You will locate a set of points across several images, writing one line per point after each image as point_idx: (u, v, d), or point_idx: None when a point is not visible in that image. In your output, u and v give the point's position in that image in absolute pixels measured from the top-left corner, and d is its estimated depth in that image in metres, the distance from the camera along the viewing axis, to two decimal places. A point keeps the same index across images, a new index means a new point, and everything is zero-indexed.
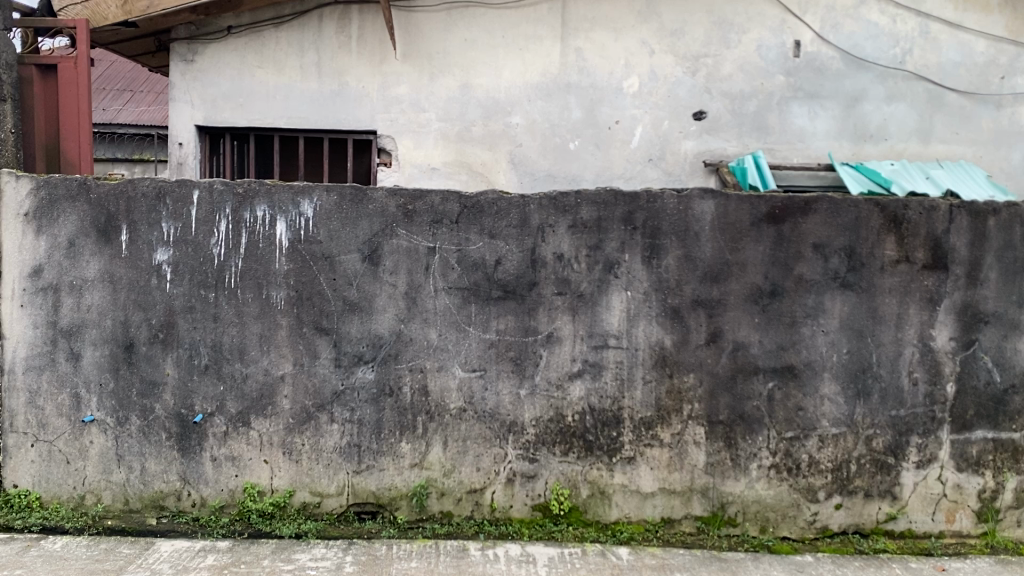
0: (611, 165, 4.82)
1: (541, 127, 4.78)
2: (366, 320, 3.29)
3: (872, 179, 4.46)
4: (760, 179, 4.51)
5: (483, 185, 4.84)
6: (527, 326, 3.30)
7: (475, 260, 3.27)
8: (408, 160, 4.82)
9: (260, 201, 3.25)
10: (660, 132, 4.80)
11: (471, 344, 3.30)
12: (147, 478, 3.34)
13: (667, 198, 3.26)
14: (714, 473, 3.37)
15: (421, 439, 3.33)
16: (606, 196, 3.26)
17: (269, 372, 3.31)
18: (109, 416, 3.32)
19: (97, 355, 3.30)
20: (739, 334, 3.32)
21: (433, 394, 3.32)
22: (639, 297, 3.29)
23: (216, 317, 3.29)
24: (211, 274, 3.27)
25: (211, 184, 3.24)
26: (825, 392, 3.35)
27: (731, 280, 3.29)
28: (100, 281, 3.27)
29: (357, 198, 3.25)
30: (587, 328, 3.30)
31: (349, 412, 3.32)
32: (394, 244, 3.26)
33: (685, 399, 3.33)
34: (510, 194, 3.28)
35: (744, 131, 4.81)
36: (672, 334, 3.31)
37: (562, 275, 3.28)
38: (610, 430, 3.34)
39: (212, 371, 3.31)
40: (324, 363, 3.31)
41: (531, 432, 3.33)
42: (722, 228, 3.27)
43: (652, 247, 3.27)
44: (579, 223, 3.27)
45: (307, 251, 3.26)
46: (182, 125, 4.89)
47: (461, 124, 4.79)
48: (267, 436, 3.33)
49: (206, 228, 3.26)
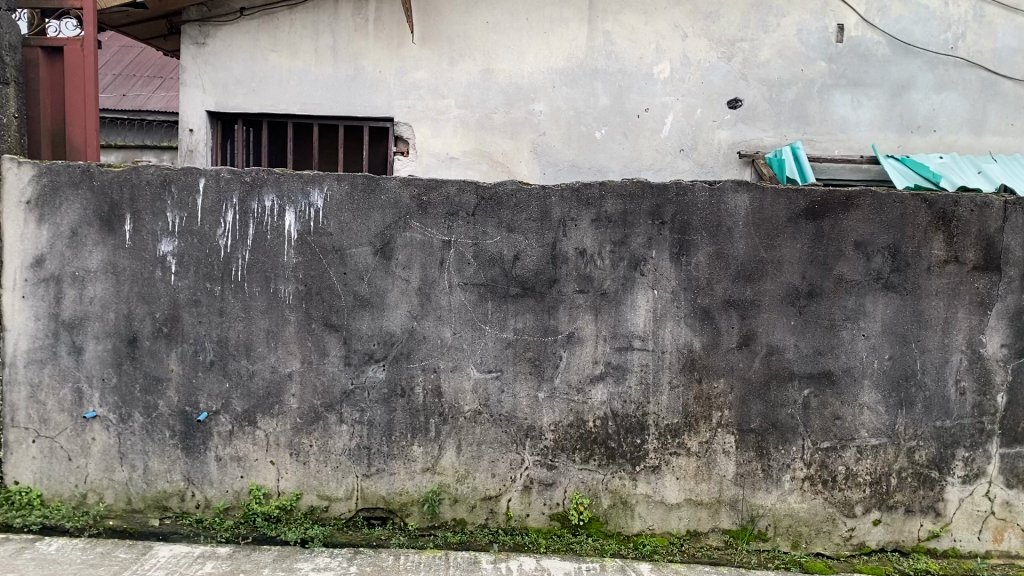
0: (640, 156, 4.61)
1: (565, 114, 4.59)
2: (378, 316, 3.13)
3: (918, 173, 4.21)
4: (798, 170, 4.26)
5: (503, 175, 4.66)
6: (546, 325, 3.11)
7: (492, 255, 3.10)
8: (427, 149, 4.66)
9: (268, 189, 3.09)
10: (692, 120, 4.58)
11: (488, 344, 3.12)
12: (150, 478, 3.22)
13: (699, 190, 3.05)
14: (745, 484, 3.17)
15: (434, 442, 3.17)
16: (633, 188, 3.05)
17: (276, 369, 3.16)
18: (111, 412, 3.19)
19: (99, 349, 3.17)
20: (773, 337, 3.11)
21: (447, 395, 3.15)
22: (666, 297, 3.09)
23: (222, 311, 3.15)
24: (217, 266, 3.13)
25: (217, 172, 3.09)
26: (864, 400, 3.13)
27: (766, 279, 3.08)
28: (103, 272, 3.14)
29: (370, 187, 3.08)
30: (611, 329, 3.11)
31: (359, 413, 3.16)
32: (407, 237, 3.10)
33: (715, 406, 3.13)
34: (531, 185, 3.10)
35: (781, 119, 4.57)
36: (702, 336, 3.11)
37: (584, 272, 3.09)
38: (634, 437, 3.15)
39: (217, 368, 3.17)
40: (333, 360, 3.15)
41: (550, 438, 3.15)
42: (757, 223, 3.06)
43: (681, 243, 3.07)
44: (604, 217, 3.07)
45: (316, 243, 3.11)
46: (193, 112, 4.78)
47: (483, 111, 4.61)
48: (274, 436, 3.18)
49: (212, 218, 3.12)
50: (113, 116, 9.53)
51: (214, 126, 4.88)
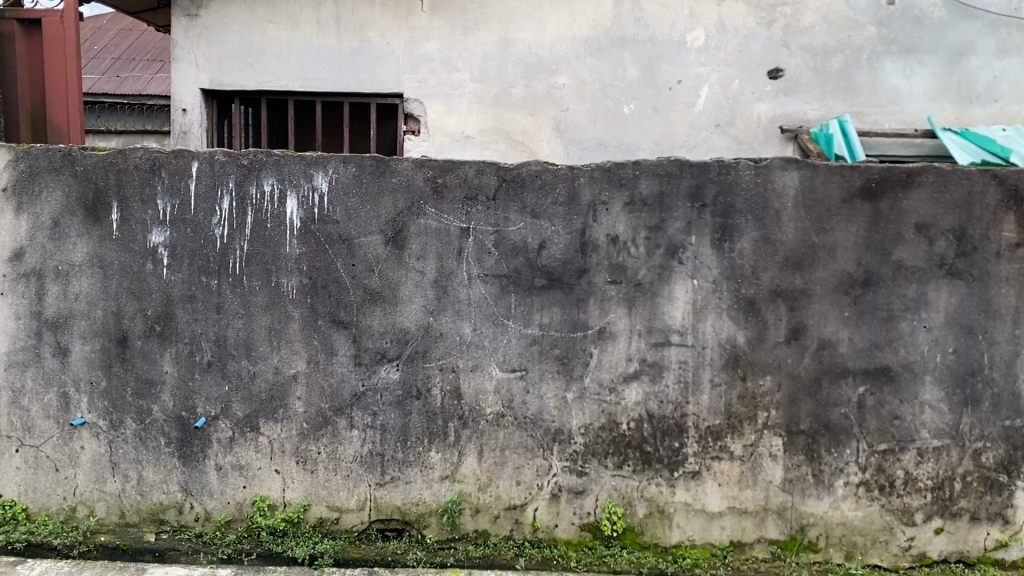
0: (670, 132, 4.31)
1: (590, 88, 4.28)
2: (391, 311, 2.86)
3: (986, 148, 3.93)
4: (848, 149, 3.98)
5: (524, 155, 4.35)
6: (575, 320, 2.84)
7: (514, 243, 2.81)
8: (439, 128, 4.37)
9: (268, 172, 2.82)
10: (729, 93, 4.27)
11: (511, 340, 2.85)
12: (144, 489, 2.96)
13: (743, 168, 2.76)
14: (794, 491, 2.90)
15: (453, 448, 2.90)
16: (670, 167, 2.77)
17: (280, 370, 2.89)
18: (101, 419, 2.93)
19: (87, 350, 2.90)
20: (825, 331, 2.83)
21: (466, 397, 2.88)
22: (708, 287, 2.81)
23: (219, 307, 2.88)
24: (213, 258, 2.86)
25: (212, 154, 2.82)
26: (926, 398, 2.85)
27: (818, 267, 2.80)
28: (89, 266, 2.87)
29: (381, 169, 2.80)
30: (646, 323, 2.83)
31: (371, 417, 2.89)
32: (421, 224, 2.81)
33: (761, 407, 2.85)
34: (557, 166, 2.81)
35: (827, 91, 4.27)
36: (746, 330, 2.82)
37: (617, 261, 2.81)
38: (672, 440, 2.87)
39: (215, 370, 2.90)
40: (342, 360, 2.88)
41: (579, 442, 2.88)
42: (808, 204, 2.77)
43: (723, 228, 2.78)
44: (638, 200, 2.78)
45: (322, 231, 2.83)
46: (185, 90, 4.47)
47: (500, 85, 4.32)
48: (278, 443, 2.92)
49: (207, 205, 2.84)
50: (112, 101, 9.13)
51: (208, 105, 4.57)
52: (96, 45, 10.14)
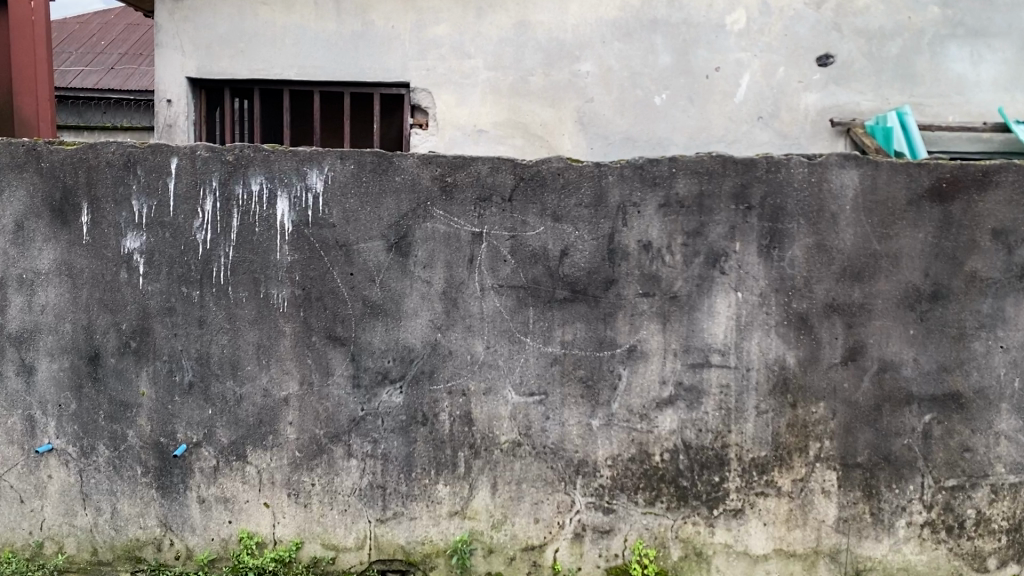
0: (705, 125, 3.96)
1: (617, 76, 3.95)
2: (393, 326, 2.53)
3: None
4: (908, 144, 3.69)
5: (543, 151, 4.02)
6: (602, 337, 2.50)
7: (533, 250, 2.48)
8: (450, 122, 4.05)
9: (256, 170, 2.50)
10: (773, 81, 3.92)
11: (529, 360, 2.52)
12: (119, 523, 2.65)
13: (796, 166, 2.42)
14: (849, 531, 2.55)
15: (463, 481, 2.57)
16: (711, 165, 2.42)
17: (269, 393, 2.58)
18: (71, 445, 2.63)
19: (55, 368, 2.60)
20: (886, 351, 2.49)
21: (478, 423, 2.55)
22: (753, 301, 2.47)
23: (202, 322, 2.56)
24: (195, 266, 2.54)
25: (194, 149, 2.50)
26: (1002, 428, 2.50)
27: (879, 279, 2.46)
28: (57, 274, 2.56)
29: (382, 166, 2.47)
30: (682, 341, 2.49)
31: (371, 445, 2.57)
32: (428, 229, 2.49)
33: (813, 437, 2.52)
34: (581, 162, 2.47)
35: (882, 80, 3.90)
36: (797, 350, 2.49)
37: (649, 271, 2.47)
38: (711, 474, 2.54)
39: (197, 392, 2.59)
40: (339, 381, 2.56)
41: (606, 476, 2.55)
42: (869, 207, 2.43)
43: (772, 233, 2.44)
44: (674, 201, 2.44)
45: (316, 236, 2.51)
46: (171, 79, 4.19)
47: (516, 73, 3.98)
48: (267, 473, 2.60)
49: (188, 207, 2.52)
50: (117, 96, 8.74)
51: (196, 97, 4.27)
52: (102, 39, 9.78)
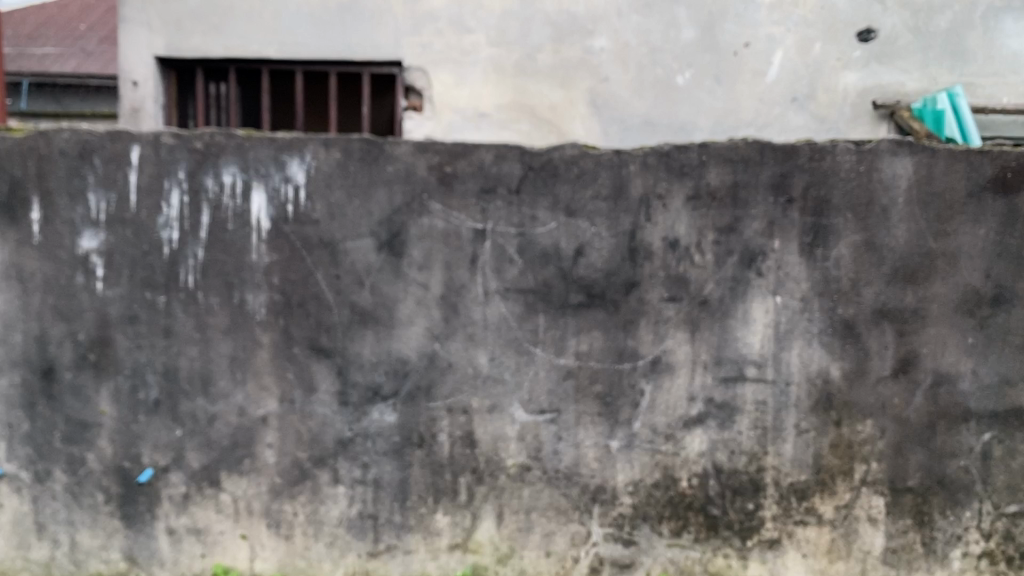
0: (731, 107, 3.61)
1: (635, 53, 3.61)
2: (385, 336, 2.24)
3: None
4: (960, 129, 3.33)
5: (552, 136, 3.69)
6: (621, 348, 2.21)
7: (544, 249, 2.18)
8: (448, 105, 3.72)
9: (228, 159, 2.19)
10: (808, 59, 3.58)
11: (540, 374, 2.23)
12: (79, 557, 2.35)
13: (843, 152, 2.12)
14: (899, 564, 2.26)
15: (464, 510, 2.28)
16: (747, 151, 2.12)
17: (245, 412, 2.28)
18: (24, 470, 2.33)
19: (2, 385, 2.30)
20: (941, 363, 2.19)
21: (482, 445, 2.26)
22: (794, 307, 2.18)
23: (169, 332, 2.26)
24: (160, 269, 2.24)
25: (157, 136, 2.20)
26: None
27: (935, 280, 2.16)
28: (4, 278, 2.26)
29: (371, 154, 2.17)
30: (713, 352, 2.20)
31: (360, 470, 2.28)
32: (423, 226, 2.19)
33: (859, 459, 2.22)
34: (598, 149, 2.17)
35: (930, 57, 3.56)
36: (842, 362, 2.19)
37: (676, 273, 2.18)
38: (744, 501, 2.25)
39: (165, 410, 2.29)
40: (323, 399, 2.26)
41: (626, 504, 2.26)
42: (925, 199, 2.13)
43: (816, 229, 2.15)
44: (705, 193, 2.14)
45: (297, 234, 2.21)
46: (136, 59, 3.85)
47: (524, 49, 3.65)
48: (245, 501, 2.31)
49: (151, 201, 2.22)
50: (101, 84, 8.36)
51: (166, 78, 3.94)
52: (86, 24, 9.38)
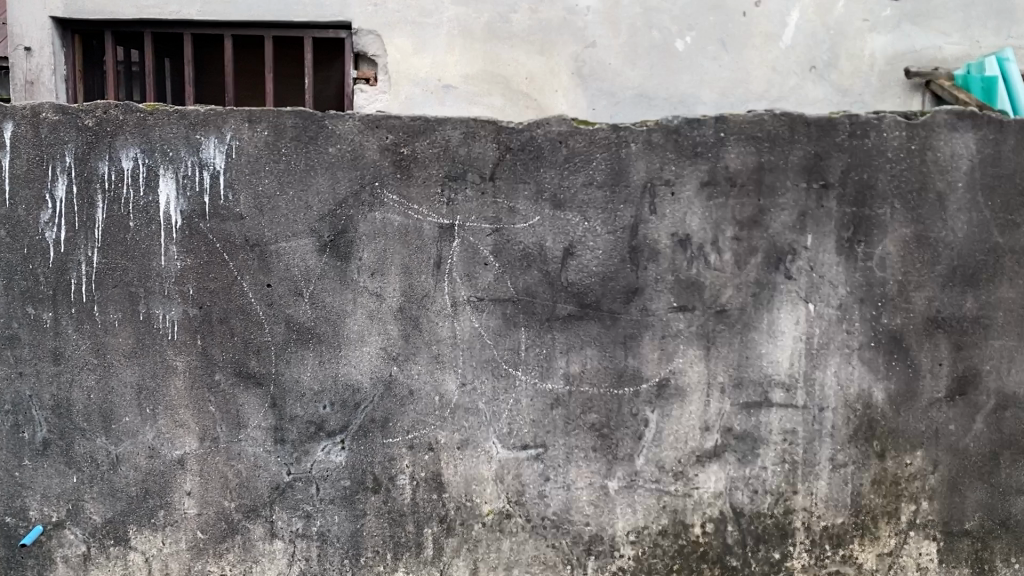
0: (738, 77, 3.19)
1: (627, 13, 3.16)
2: (331, 358, 1.81)
3: None
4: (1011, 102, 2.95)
5: (533, 112, 3.24)
6: (621, 369, 1.81)
7: (524, 249, 1.77)
8: (406, 74, 3.26)
9: (127, 139, 1.73)
10: (829, 20, 3.15)
11: (521, 402, 1.82)
12: None
13: (891, 128, 1.72)
14: None
15: (431, 568, 1.87)
16: (773, 127, 1.72)
17: (158, 453, 1.84)
18: None
19: None
20: (1008, 382, 1.82)
21: (452, 489, 1.85)
22: (830, 316, 1.79)
23: (57, 356, 1.81)
24: (45, 278, 1.79)
25: (36, 110, 1.73)
26: None
27: (1001, 283, 1.79)
28: None
29: (309, 132, 1.73)
30: (732, 373, 1.81)
31: (303, 522, 1.86)
32: (376, 222, 1.76)
33: (906, 497, 1.85)
34: (591, 126, 1.76)
35: (971, 17, 3.14)
36: (888, 382, 1.82)
37: (687, 276, 1.78)
38: (770, 550, 1.87)
39: (57, 453, 1.85)
40: (255, 436, 1.83)
41: (627, 556, 1.87)
42: (989, 183, 1.75)
43: (856, 222, 1.76)
44: (722, 178, 1.74)
45: (217, 233, 1.77)
46: (30, 21, 3.32)
47: (495, 8, 3.18)
48: (160, 562, 1.88)
49: (32, 193, 1.76)
50: None
51: (67, 43, 3.41)
52: None
